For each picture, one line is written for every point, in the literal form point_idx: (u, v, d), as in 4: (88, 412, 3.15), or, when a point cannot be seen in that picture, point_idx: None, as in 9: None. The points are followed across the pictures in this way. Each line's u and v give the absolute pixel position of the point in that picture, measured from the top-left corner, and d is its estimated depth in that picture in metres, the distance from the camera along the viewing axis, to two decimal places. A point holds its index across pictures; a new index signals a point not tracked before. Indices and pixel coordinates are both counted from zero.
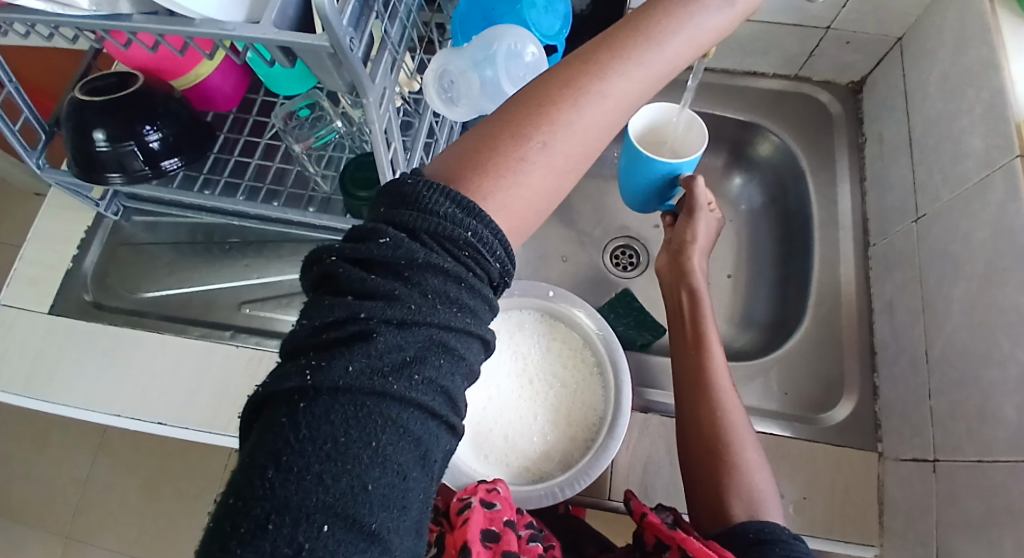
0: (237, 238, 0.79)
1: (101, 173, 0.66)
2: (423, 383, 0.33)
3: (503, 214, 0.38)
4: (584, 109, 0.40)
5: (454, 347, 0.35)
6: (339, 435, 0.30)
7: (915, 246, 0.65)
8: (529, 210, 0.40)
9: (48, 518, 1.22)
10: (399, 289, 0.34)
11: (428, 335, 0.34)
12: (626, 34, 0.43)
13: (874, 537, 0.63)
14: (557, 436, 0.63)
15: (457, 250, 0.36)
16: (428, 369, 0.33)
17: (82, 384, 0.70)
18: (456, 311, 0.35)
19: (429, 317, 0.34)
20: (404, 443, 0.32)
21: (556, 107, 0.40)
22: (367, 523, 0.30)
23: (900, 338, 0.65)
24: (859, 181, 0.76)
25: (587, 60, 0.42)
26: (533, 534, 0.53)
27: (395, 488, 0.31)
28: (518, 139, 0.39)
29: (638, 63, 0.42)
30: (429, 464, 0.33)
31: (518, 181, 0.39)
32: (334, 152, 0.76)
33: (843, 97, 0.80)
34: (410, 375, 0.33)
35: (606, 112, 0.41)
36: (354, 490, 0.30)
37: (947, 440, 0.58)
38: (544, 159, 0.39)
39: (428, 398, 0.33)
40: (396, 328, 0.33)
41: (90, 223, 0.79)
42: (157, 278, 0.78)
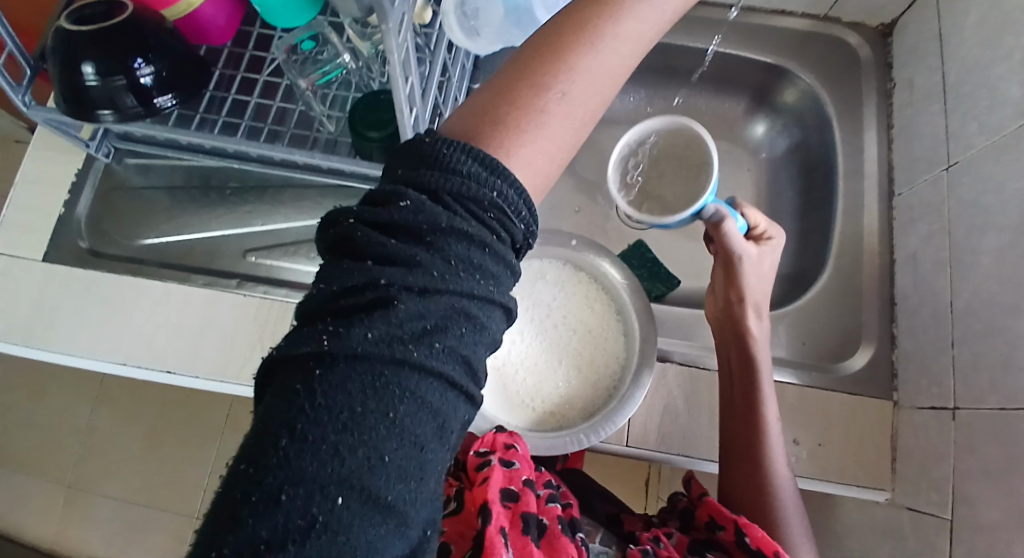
0: (237, 183, 0.76)
1: (92, 111, 0.62)
2: (445, 350, 0.31)
3: (526, 171, 0.36)
4: (602, 48, 0.37)
5: (480, 319, 0.32)
6: (355, 405, 0.28)
7: (944, 196, 0.64)
8: (552, 164, 0.37)
9: (49, 467, 1.21)
10: (422, 253, 0.32)
11: (450, 302, 0.31)
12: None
13: (885, 482, 0.64)
14: (581, 382, 0.62)
15: (481, 213, 0.33)
16: (450, 339, 0.31)
17: (84, 334, 0.68)
18: (479, 279, 0.33)
19: (451, 283, 0.32)
20: (424, 414, 0.29)
21: (571, 54, 0.37)
22: (383, 496, 0.28)
23: (922, 289, 0.65)
24: (885, 129, 0.73)
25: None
26: (551, 494, 0.54)
27: (412, 460, 0.29)
28: (535, 89, 0.36)
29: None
30: (448, 436, 0.31)
31: (540, 134, 0.36)
32: (338, 91, 0.71)
33: (873, 40, 0.76)
34: (431, 342, 0.30)
35: (626, 51, 0.38)
36: (371, 462, 0.28)
37: (968, 389, 0.58)
38: (563, 111, 0.37)
39: (449, 367, 0.31)
40: (420, 295, 0.31)
41: (81, 166, 0.74)
42: (155, 224, 0.74)
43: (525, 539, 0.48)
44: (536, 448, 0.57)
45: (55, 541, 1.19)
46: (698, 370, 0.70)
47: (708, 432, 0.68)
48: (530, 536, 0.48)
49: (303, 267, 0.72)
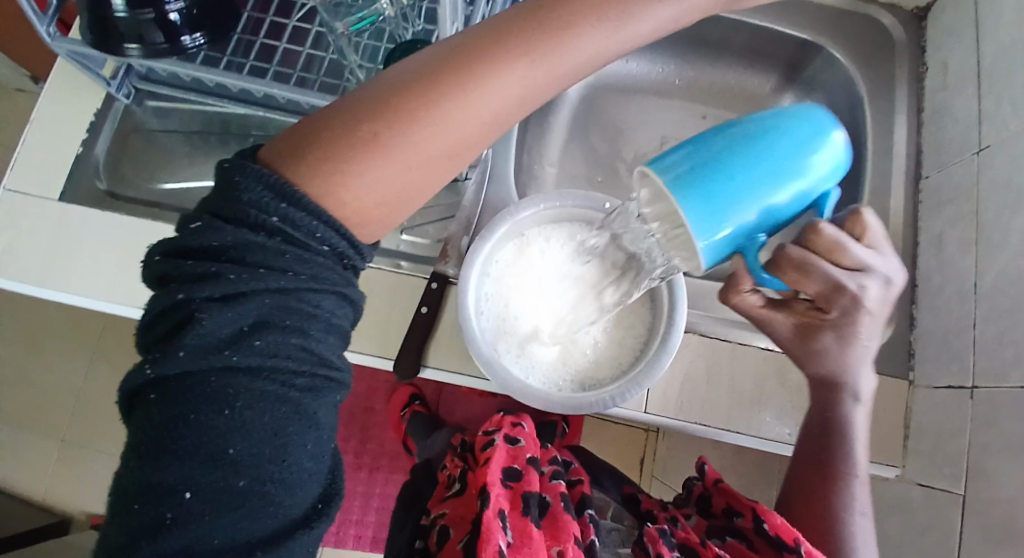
0: (259, 132, 0.74)
1: (117, 45, 0.60)
2: (264, 347, 0.34)
3: (338, 209, 0.38)
4: (473, 98, 0.39)
5: (311, 314, 0.36)
6: (189, 413, 0.33)
7: (974, 178, 0.65)
8: (371, 203, 0.39)
9: (45, 420, 1.19)
10: (224, 266, 0.34)
11: (259, 307, 0.34)
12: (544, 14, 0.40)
13: (897, 459, 0.65)
14: (608, 342, 0.62)
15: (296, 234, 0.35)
16: (268, 335, 0.35)
17: (101, 277, 0.66)
18: (288, 275, 0.35)
19: (254, 287, 0.34)
20: (258, 408, 0.34)
21: (405, 103, 0.38)
22: (235, 481, 0.33)
23: (947, 270, 0.66)
24: (916, 112, 0.74)
25: (494, 41, 0.39)
26: (556, 471, 0.60)
27: (264, 447, 0.34)
28: (350, 130, 0.38)
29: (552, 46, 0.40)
30: (313, 426, 0.36)
31: (351, 177, 0.37)
32: (369, 41, 0.69)
33: (906, 22, 0.77)
34: (250, 344, 0.34)
35: (495, 99, 0.39)
36: (215, 457, 0.33)
37: (989, 367, 0.59)
38: (381, 155, 0.38)
39: (276, 361, 0.35)
40: (219, 304, 0.34)
41: (100, 105, 0.73)
42: (175, 169, 0.73)
43: (525, 517, 0.52)
44: (564, 408, 0.58)
45: (47, 494, 1.18)
46: (722, 343, 0.70)
47: (728, 403, 0.68)
48: (529, 513, 0.52)
49: None
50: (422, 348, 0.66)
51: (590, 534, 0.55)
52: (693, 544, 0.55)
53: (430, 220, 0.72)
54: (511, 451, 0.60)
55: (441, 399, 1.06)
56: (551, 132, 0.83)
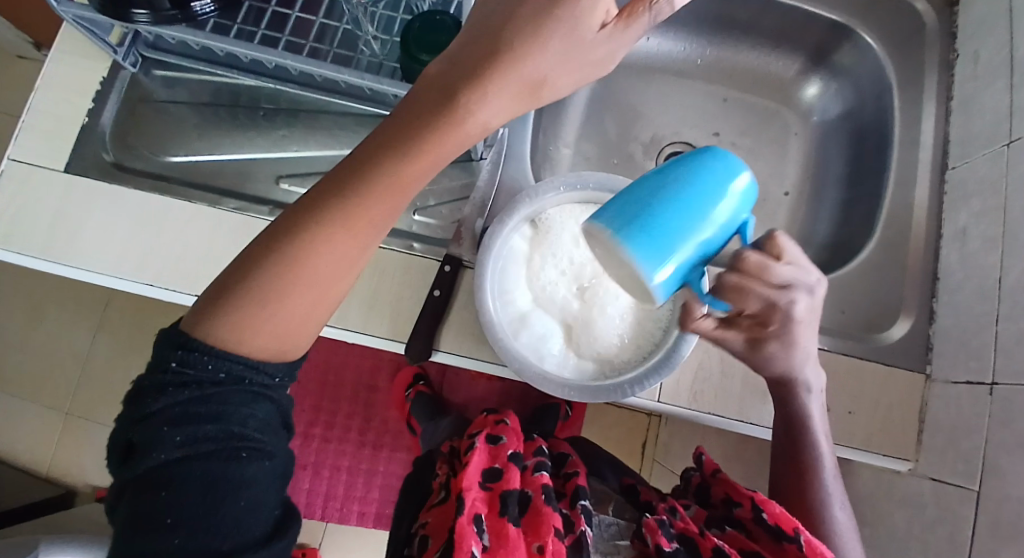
0: (269, 104, 0.72)
1: (125, 9, 0.58)
2: (188, 438, 0.38)
3: (258, 349, 0.41)
4: (358, 224, 0.41)
5: (228, 412, 0.39)
6: (136, 500, 0.37)
7: (1003, 172, 0.63)
8: (287, 338, 0.42)
9: (49, 391, 1.19)
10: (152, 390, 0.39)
11: (176, 412, 0.38)
12: (367, 159, 0.41)
13: (910, 453, 0.65)
14: (632, 323, 0.60)
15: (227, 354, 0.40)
16: (187, 431, 0.38)
17: (107, 251, 0.65)
18: (198, 384, 0.39)
19: (170, 396, 0.38)
20: (186, 485, 0.37)
21: (297, 247, 0.41)
22: (172, 543, 0.36)
23: (970, 264, 0.64)
24: (945, 101, 0.72)
25: (331, 191, 0.41)
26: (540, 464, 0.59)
27: (195, 515, 0.36)
28: (253, 284, 0.41)
29: (383, 183, 0.41)
30: (249, 484, 0.38)
31: (264, 323, 0.41)
32: (385, 10, 0.67)
33: (939, 8, 0.74)
34: (174, 440, 0.38)
35: (382, 220, 0.42)
36: (157, 525, 0.36)
37: (1010, 366, 0.58)
38: (289, 301, 0.41)
39: (201, 448, 0.38)
40: (149, 415, 0.38)
41: (107, 73, 0.70)
42: (185, 141, 0.71)
43: (504, 515, 0.51)
44: (581, 396, 0.57)
45: (51, 467, 1.18)
46: None
47: (740, 393, 0.68)
48: (506, 511, 0.51)
49: None
50: (433, 331, 0.65)
51: (579, 525, 0.53)
52: (690, 533, 0.53)
53: (443, 201, 0.71)
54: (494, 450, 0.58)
55: (444, 380, 1.06)
56: (568, 110, 0.81)
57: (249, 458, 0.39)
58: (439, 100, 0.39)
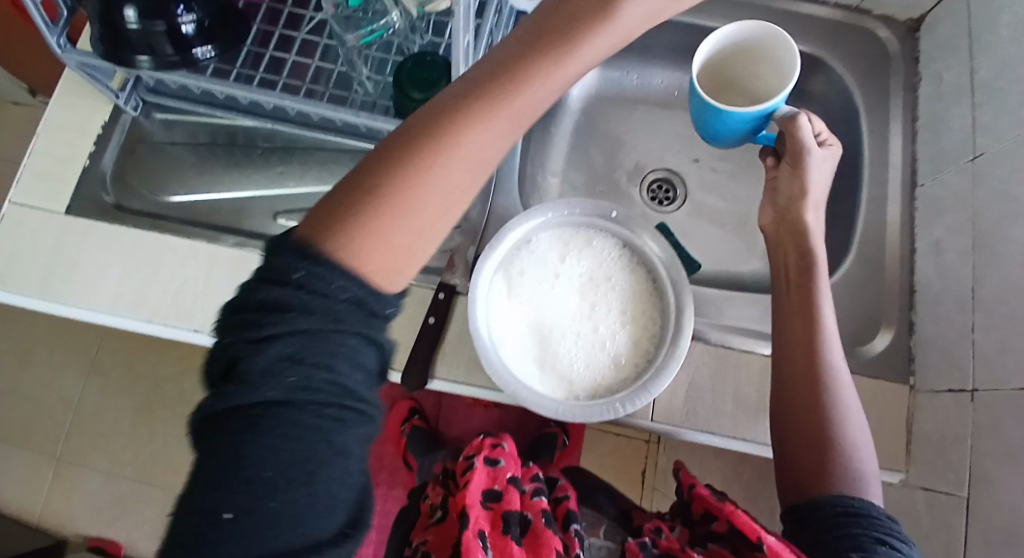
0: (265, 143, 0.75)
1: (129, 55, 0.61)
2: (298, 384, 0.30)
3: (378, 253, 0.35)
4: (471, 138, 0.38)
5: (331, 352, 0.31)
6: (222, 448, 0.29)
7: (970, 187, 0.66)
8: (406, 247, 0.36)
9: (40, 436, 1.18)
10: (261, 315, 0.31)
11: (277, 351, 0.30)
12: (497, 76, 0.39)
13: (901, 464, 0.66)
14: (622, 346, 0.62)
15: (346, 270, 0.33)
16: (304, 372, 0.30)
17: (107, 289, 0.66)
18: (327, 317, 0.31)
19: (281, 323, 0.30)
20: (283, 447, 0.29)
21: (401, 157, 0.37)
22: (254, 510, 0.28)
23: (945, 276, 0.67)
24: (911, 122, 0.75)
25: (454, 104, 0.38)
26: (538, 488, 0.61)
27: (292, 484, 0.29)
28: (358, 199, 0.36)
29: (516, 98, 0.39)
30: (343, 453, 0.31)
31: (387, 229, 0.35)
32: (378, 53, 0.69)
33: (901, 35, 0.79)
34: (279, 379, 0.30)
35: (497, 139, 0.39)
36: (241, 484, 0.28)
37: (989, 373, 0.60)
38: (411, 212, 0.36)
39: (320, 398, 0.30)
40: (255, 344, 0.30)
41: (109, 115, 0.72)
42: (183, 181, 0.73)
43: (507, 534, 0.53)
44: (576, 415, 0.58)
45: (42, 515, 1.16)
46: (726, 350, 0.71)
47: (732, 410, 0.69)
48: (508, 530, 0.53)
49: None
50: (429, 357, 0.66)
51: (575, 547, 0.55)
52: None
53: None
54: (493, 470, 0.60)
55: (440, 413, 1.06)
56: (552, 143, 0.85)
57: (349, 422, 0.31)
58: (541, 51, 0.40)
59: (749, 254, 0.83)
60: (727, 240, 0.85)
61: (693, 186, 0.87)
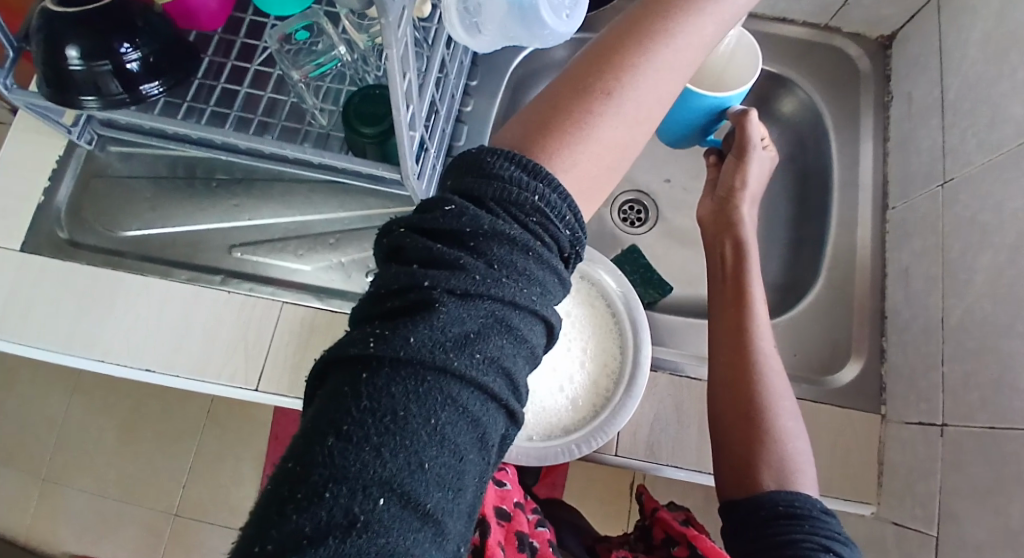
0: (224, 175, 0.74)
1: (74, 96, 0.58)
2: (486, 361, 0.27)
3: (571, 178, 0.33)
4: (647, 64, 0.36)
5: (517, 326, 0.29)
6: (398, 408, 0.25)
7: (939, 211, 0.64)
8: (598, 172, 0.35)
9: (23, 457, 1.18)
10: (469, 258, 0.29)
11: (492, 309, 0.28)
12: (649, 15, 0.37)
13: (871, 496, 0.64)
14: (579, 385, 0.61)
15: (524, 216, 0.31)
16: (492, 348, 0.28)
17: (58, 328, 0.65)
18: (526, 281, 0.30)
19: (494, 289, 0.28)
20: (464, 423, 0.26)
21: (615, 77, 0.35)
22: (423, 503, 0.25)
23: (915, 304, 0.65)
24: (882, 141, 0.74)
25: (617, 45, 0.36)
26: (540, 519, 0.57)
27: (451, 469, 0.26)
28: (580, 115, 0.34)
29: (681, 36, 0.37)
30: (486, 433, 0.27)
31: (573, 150, 0.34)
32: (332, 84, 0.68)
33: (872, 52, 0.78)
34: (472, 352, 0.27)
35: (671, 71, 0.37)
36: (411, 466, 0.25)
37: (957, 407, 0.58)
38: (587, 135, 0.34)
39: (490, 379, 0.27)
40: (460, 299, 0.28)
41: (62, 151, 0.72)
42: (138, 215, 0.72)
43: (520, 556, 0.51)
44: (530, 457, 0.57)
45: (28, 533, 1.17)
46: (691, 381, 0.70)
47: (698, 442, 0.67)
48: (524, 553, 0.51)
49: (290, 266, 0.71)
50: None
51: None
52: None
53: None
54: (499, 491, 0.56)
55: None
56: None
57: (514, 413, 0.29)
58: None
59: None
60: (700, 262, 0.83)
61: (664, 207, 0.86)
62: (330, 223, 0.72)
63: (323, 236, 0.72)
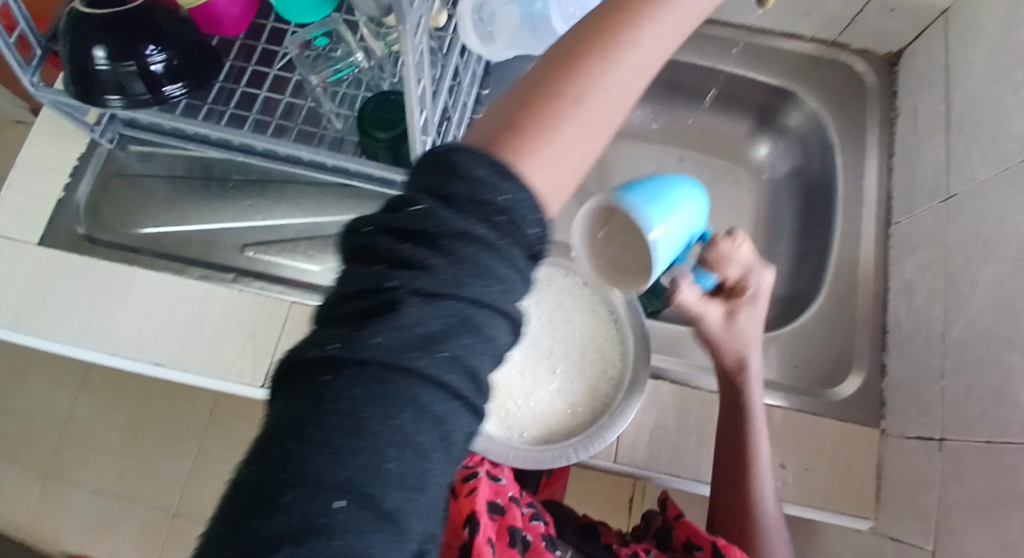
0: (240, 176, 0.76)
1: (99, 95, 0.60)
2: (449, 360, 0.25)
3: (540, 179, 0.31)
4: (612, 59, 0.34)
5: (481, 323, 0.27)
6: (357, 409, 0.23)
7: (941, 226, 0.65)
8: (567, 175, 0.33)
9: (30, 452, 1.19)
10: (435, 255, 0.27)
11: (458, 310, 0.26)
12: (612, 7, 0.36)
13: (869, 510, 0.64)
14: (578, 389, 0.62)
15: (491, 212, 0.28)
16: (456, 347, 0.26)
17: (73, 319, 0.67)
18: (494, 281, 0.27)
19: (462, 288, 0.26)
20: (426, 425, 0.24)
21: (581, 75, 0.33)
22: (383, 503, 0.23)
23: (916, 318, 0.66)
24: (887, 157, 0.75)
25: (583, 39, 0.35)
26: (533, 513, 0.58)
27: (415, 469, 0.24)
28: (544, 118, 0.32)
29: (646, 28, 0.35)
30: (447, 435, 0.25)
31: (540, 150, 0.32)
32: (349, 89, 0.70)
33: (878, 68, 0.79)
34: (435, 352, 0.25)
35: (639, 65, 0.35)
36: (369, 475, 0.23)
37: (956, 421, 0.58)
38: (552, 136, 0.32)
39: (453, 378, 0.26)
40: (424, 299, 0.26)
41: (83, 150, 0.74)
42: (154, 214, 0.74)
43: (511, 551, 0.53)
44: (527, 461, 0.57)
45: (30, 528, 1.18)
46: (692, 391, 0.70)
47: (698, 452, 0.68)
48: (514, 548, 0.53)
49: (298, 268, 0.72)
50: None
51: None
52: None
53: None
54: (495, 485, 0.57)
55: None
56: None
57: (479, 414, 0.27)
58: None
59: None
60: None
61: None
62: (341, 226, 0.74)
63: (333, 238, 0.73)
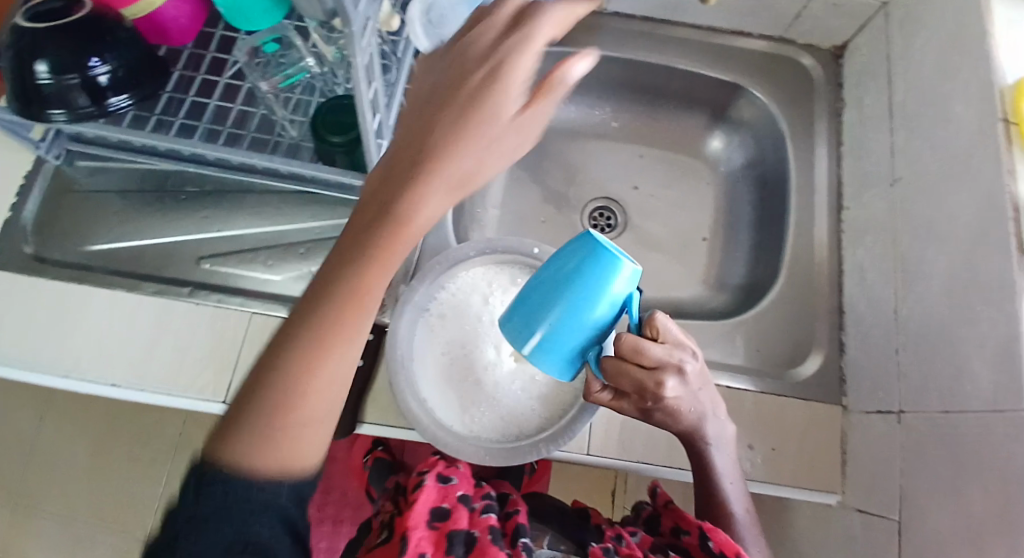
0: (193, 188, 0.74)
1: (41, 110, 0.58)
2: (209, 511, 0.36)
3: (326, 387, 0.40)
4: (378, 268, 0.39)
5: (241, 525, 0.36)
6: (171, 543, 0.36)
7: (889, 210, 0.68)
8: (331, 391, 0.40)
9: None
10: (200, 475, 0.38)
11: (216, 491, 0.37)
12: (398, 177, 0.37)
13: (837, 485, 0.67)
14: (546, 382, 0.62)
15: (237, 493, 0.37)
16: (210, 518, 0.36)
17: (26, 341, 0.64)
18: (243, 507, 0.37)
19: (215, 481, 0.37)
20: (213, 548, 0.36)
21: (351, 278, 0.39)
22: None
23: (869, 298, 0.69)
24: (836, 146, 0.78)
25: (370, 202, 0.39)
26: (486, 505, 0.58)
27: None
28: (309, 358, 0.39)
29: (418, 210, 0.37)
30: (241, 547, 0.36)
31: (299, 424, 0.39)
32: (301, 95, 0.69)
33: (826, 62, 0.82)
34: (201, 508, 0.36)
35: (414, 238, 0.39)
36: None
37: (913, 394, 0.61)
38: (316, 385, 0.39)
39: (233, 529, 0.36)
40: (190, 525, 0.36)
41: (30, 167, 0.72)
42: (108, 230, 0.72)
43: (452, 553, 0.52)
44: (498, 458, 0.60)
45: None
46: None
47: (670, 439, 0.69)
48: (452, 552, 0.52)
49: (260, 278, 0.71)
50: (357, 405, 0.65)
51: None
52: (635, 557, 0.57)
53: None
54: (443, 488, 0.58)
55: (406, 447, 0.97)
56: (493, 173, 0.87)
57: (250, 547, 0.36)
58: (418, 116, 0.38)
59: (689, 278, 0.84)
60: (672, 267, 0.85)
61: (634, 213, 0.88)
62: (300, 233, 0.73)
63: (294, 245, 0.72)
